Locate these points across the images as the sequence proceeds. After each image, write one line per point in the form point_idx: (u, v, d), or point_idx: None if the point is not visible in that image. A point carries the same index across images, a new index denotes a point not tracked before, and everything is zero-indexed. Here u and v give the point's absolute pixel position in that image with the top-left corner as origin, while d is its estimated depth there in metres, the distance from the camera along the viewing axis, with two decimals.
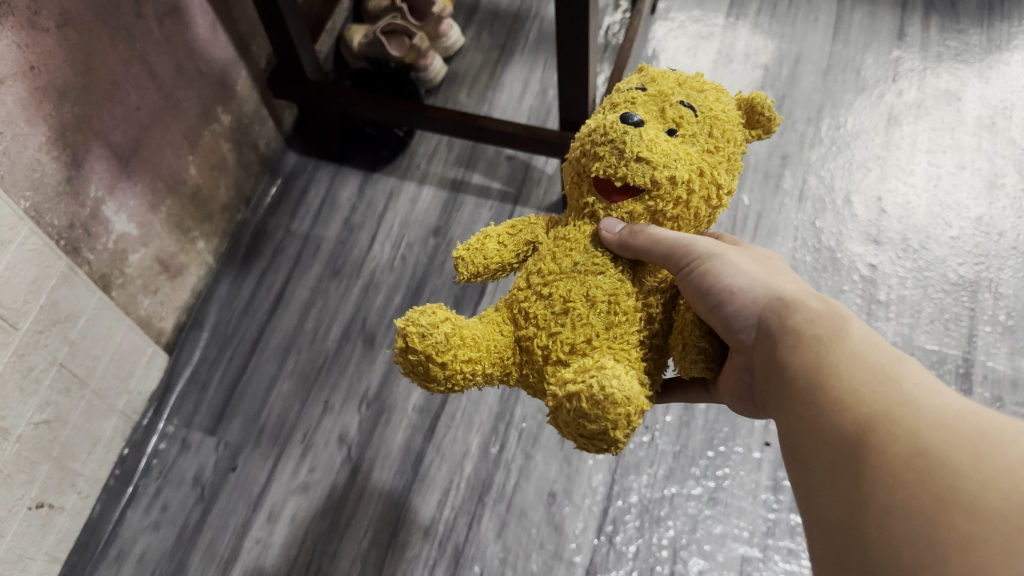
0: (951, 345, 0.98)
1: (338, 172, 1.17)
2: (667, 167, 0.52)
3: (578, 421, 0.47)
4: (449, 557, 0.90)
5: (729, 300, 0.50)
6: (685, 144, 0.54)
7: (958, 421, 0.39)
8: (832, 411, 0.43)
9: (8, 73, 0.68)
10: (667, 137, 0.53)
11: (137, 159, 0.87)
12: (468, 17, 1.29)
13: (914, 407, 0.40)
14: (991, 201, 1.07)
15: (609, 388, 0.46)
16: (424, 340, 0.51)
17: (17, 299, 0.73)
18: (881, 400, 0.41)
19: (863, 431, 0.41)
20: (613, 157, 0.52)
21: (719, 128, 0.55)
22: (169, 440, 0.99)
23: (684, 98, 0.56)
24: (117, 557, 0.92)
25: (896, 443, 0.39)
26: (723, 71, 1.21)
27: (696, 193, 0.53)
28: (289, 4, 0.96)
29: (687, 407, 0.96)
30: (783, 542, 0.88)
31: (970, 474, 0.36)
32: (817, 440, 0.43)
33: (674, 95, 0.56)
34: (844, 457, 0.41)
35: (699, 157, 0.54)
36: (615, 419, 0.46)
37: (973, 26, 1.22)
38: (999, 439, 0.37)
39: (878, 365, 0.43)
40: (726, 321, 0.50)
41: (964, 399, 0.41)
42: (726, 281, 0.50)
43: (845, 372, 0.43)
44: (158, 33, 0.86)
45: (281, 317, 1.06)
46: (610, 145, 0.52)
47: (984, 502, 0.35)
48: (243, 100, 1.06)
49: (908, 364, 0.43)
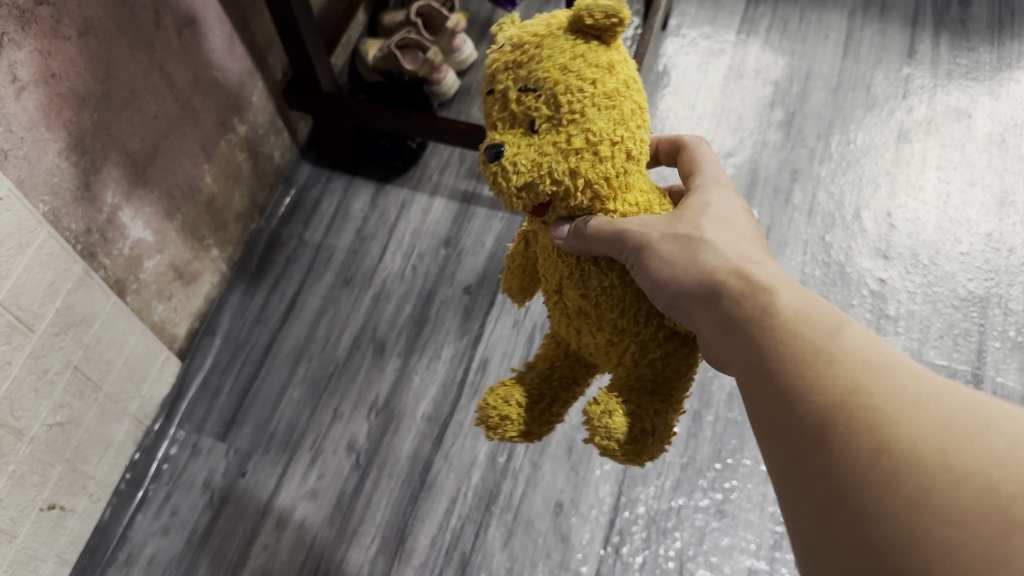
0: (960, 360, 0.98)
1: (351, 184, 1.19)
2: (542, 180, 0.49)
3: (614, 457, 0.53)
4: (455, 565, 0.90)
5: (665, 289, 0.49)
6: (548, 130, 0.50)
7: (917, 412, 0.37)
8: (782, 401, 0.41)
9: (30, 78, 0.69)
10: (526, 146, 0.50)
11: (154, 167, 0.89)
12: (482, 32, 1.31)
13: (868, 394, 0.38)
14: (1001, 218, 1.08)
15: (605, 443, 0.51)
16: (494, 429, 0.58)
17: (34, 301, 0.74)
18: (834, 388, 0.39)
19: (820, 422, 0.38)
20: (503, 196, 0.52)
21: (565, 92, 0.49)
22: (180, 445, 1.00)
23: (522, 81, 0.50)
24: (127, 560, 0.93)
25: (857, 438, 0.37)
26: (734, 87, 1.22)
27: (588, 168, 0.49)
28: (306, 18, 0.97)
29: (695, 419, 0.97)
30: (790, 555, 0.88)
31: (940, 473, 0.34)
32: (775, 429, 0.41)
33: (512, 85, 0.51)
34: (804, 449, 0.39)
35: (565, 136, 0.49)
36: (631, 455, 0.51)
37: (983, 44, 1.22)
38: (963, 433, 0.35)
39: (818, 345, 0.41)
40: (670, 305, 0.49)
41: (912, 371, 0.39)
42: (660, 271, 0.49)
43: (789, 355, 0.42)
44: (177, 43, 0.87)
45: (292, 326, 1.07)
46: (495, 187, 0.52)
47: (958, 501, 0.33)
48: (259, 111, 1.07)
49: (848, 337, 0.41)
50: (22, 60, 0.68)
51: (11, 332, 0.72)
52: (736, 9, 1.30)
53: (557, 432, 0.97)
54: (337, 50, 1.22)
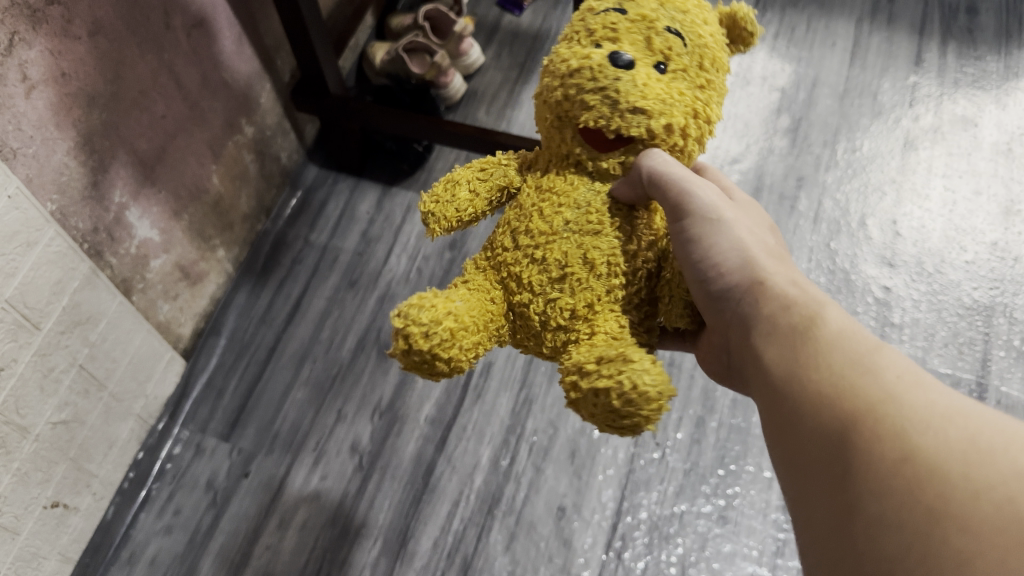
0: (964, 368, 0.98)
1: (358, 186, 1.19)
2: (664, 111, 0.52)
3: (609, 414, 0.46)
4: (457, 567, 0.90)
5: (709, 282, 0.49)
6: (677, 78, 0.53)
7: (943, 424, 0.37)
8: (809, 404, 0.42)
9: (40, 78, 0.69)
10: (657, 76, 0.52)
11: (161, 167, 0.89)
12: (489, 35, 1.31)
13: (896, 404, 0.38)
14: (1007, 226, 1.08)
15: (634, 389, 0.45)
16: (427, 340, 0.49)
17: (40, 300, 0.74)
18: (864, 397, 0.40)
19: (846, 428, 0.39)
20: (605, 106, 0.51)
21: (707, 59, 0.54)
22: (184, 444, 1.00)
23: (670, 24, 0.54)
24: (129, 559, 0.93)
25: (882, 446, 0.37)
26: (741, 93, 1.22)
27: (690, 134, 0.54)
28: (314, 19, 0.98)
29: (698, 425, 0.97)
30: (792, 562, 0.87)
31: (960, 483, 0.34)
32: (800, 434, 0.42)
33: (659, 21, 0.54)
34: (827, 455, 0.40)
35: (691, 93, 0.53)
36: (634, 420, 0.46)
37: (991, 52, 1.22)
38: (987, 446, 0.35)
39: (854, 358, 0.42)
40: (708, 297, 0.50)
41: (948, 391, 0.39)
42: (711, 255, 0.49)
43: (823, 363, 0.42)
44: (186, 44, 0.88)
45: (298, 326, 1.08)
46: (601, 94, 0.51)
47: (978, 512, 0.33)
48: (266, 113, 1.08)
49: (886, 352, 0.42)
50: (33, 59, 0.68)
51: (17, 330, 0.73)
52: None
53: (560, 435, 0.97)
54: (343, 52, 1.22)
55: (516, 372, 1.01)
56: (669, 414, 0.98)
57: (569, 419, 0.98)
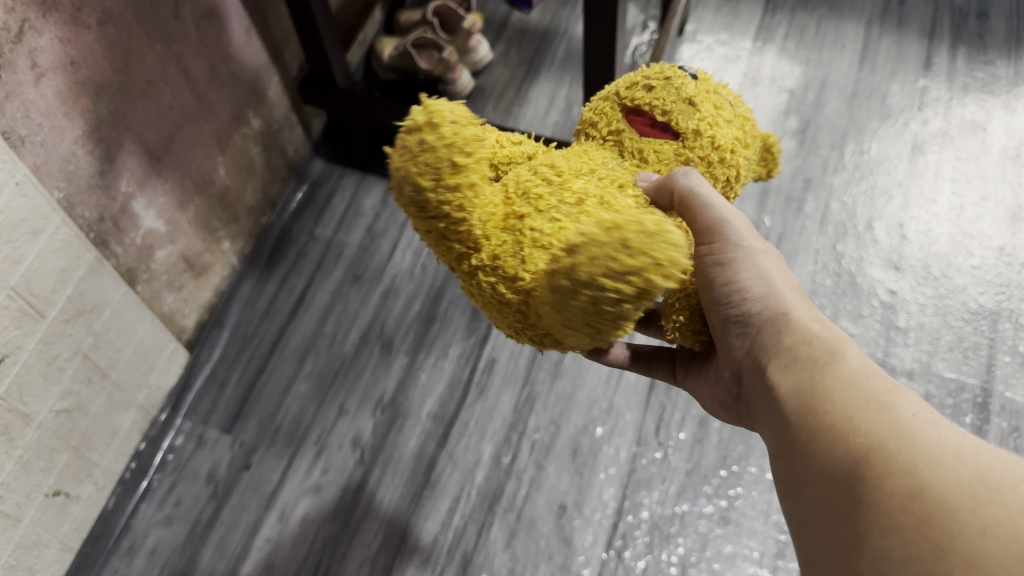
0: (969, 373, 0.98)
1: (363, 180, 1.19)
2: (710, 128, 0.54)
3: (614, 256, 0.40)
4: (457, 564, 0.90)
5: (733, 305, 0.51)
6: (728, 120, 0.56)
7: (954, 462, 0.37)
8: (824, 436, 0.43)
9: (50, 66, 0.69)
10: (712, 104, 0.55)
11: (168, 157, 0.89)
12: (498, 33, 1.31)
13: (911, 440, 0.39)
14: (1014, 232, 1.07)
15: (657, 227, 0.40)
16: (449, 129, 0.45)
17: (46, 288, 0.74)
18: (878, 433, 0.40)
19: (858, 461, 0.40)
20: (667, 93, 0.54)
21: (748, 126, 0.58)
22: (186, 436, 1.00)
23: (729, 90, 0.59)
24: (129, 549, 0.93)
25: (893, 481, 0.38)
26: (749, 94, 1.22)
27: (719, 167, 0.55)
28: (323, 13, 0.97)
29: (702, 425, 0.96)
30: (793, 564, 0.87)
31: (968, 520, 0.34)
32: (809, 466, 0.43)
33: (719, 81, 0.59)
34: (838, 490, 0.40)
35: (733, 137, 0.56)
36: (642, 263, 0.39)
37: (1000, 57, 1.22)
38: (997, 484, 0.36)
39: (873, 394, 0.43)
40: (726, 320, 0.52)
41: (961, 432, 0.40)
42: (738, 283, 0.51)
43: (837, 397, 0.44)
44: (195, 35, 0.88)
45: (301, 320, 1.07)
46: (666, 84, 0.55)
47: (983, 552, 0.33)
48: (273, 106, 1.08)
49: (902, 390, 0.43)
50: (42, 47, 0.68)
51: (22, 317, 0.73)
52: (753, 16, 1.31)
53: (562, 433, 0.97)
54: (353, 46, 1.23)
55: (519, 370, 1.01)
56: (672, 414, 0.97)
57: (571, 418, 0.97)
